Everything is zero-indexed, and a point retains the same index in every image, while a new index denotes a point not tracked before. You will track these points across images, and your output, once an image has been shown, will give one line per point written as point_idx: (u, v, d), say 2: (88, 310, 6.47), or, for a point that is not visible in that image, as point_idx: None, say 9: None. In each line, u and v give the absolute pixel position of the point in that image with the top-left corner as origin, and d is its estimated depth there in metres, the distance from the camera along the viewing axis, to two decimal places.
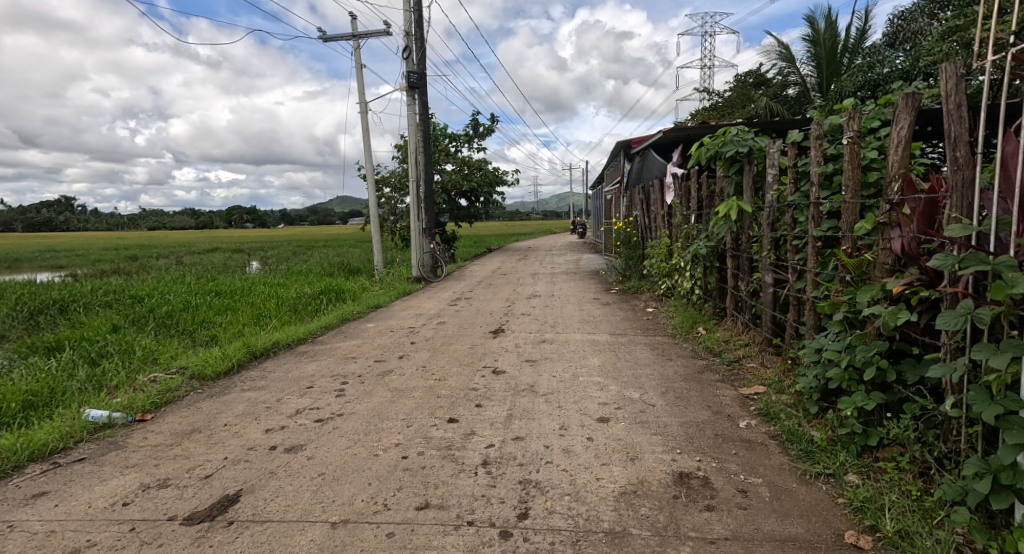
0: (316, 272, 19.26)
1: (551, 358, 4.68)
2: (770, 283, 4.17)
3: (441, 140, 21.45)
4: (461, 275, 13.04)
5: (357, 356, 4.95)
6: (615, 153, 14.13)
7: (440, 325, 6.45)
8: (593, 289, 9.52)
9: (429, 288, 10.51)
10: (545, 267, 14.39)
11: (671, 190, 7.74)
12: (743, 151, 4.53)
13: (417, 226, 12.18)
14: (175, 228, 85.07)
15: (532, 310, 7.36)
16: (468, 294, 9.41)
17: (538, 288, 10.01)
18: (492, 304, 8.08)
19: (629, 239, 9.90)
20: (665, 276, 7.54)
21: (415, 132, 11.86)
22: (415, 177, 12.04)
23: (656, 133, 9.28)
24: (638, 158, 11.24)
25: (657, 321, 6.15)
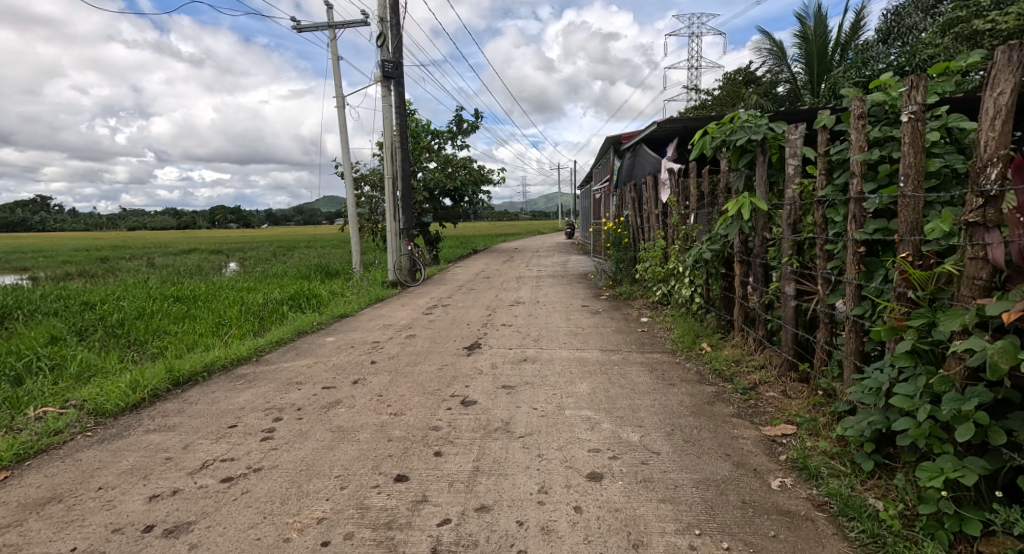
0: (292, 275, 18.37)
1: (532, 383, 3.98)
2: (793, 294, 3.53)
3: (424, 138, 20.68)
4: (441, 279, 12.29)
5: (304, 380, 4.20)
6: (605, 150, 13.50)
7: (410, 339, 5.71)
8: (582, 295, 8.84)
9: (405, 293, 9.73)
10: (531, 270, 13.71)
11: (667, 188, 7.11)
12: (757, 139, 3.90)
13: (394, 227, 11.38)
14: (154, 229, 83.00)
15: (514, 320, 6.65)
16: (446, 300, 8.65)
17: (522, 293, 9.31)
18: (470, 313, 7.35)
19: (619, 241, 9.26)
20: (660, 282, 6.89)
21: (391, 126, 11.11)
22: (391, 174, 11.25)
23: (649, 127, 8.66)
24: (629, 155, 10.60)
25: (653, 335, 5.47)
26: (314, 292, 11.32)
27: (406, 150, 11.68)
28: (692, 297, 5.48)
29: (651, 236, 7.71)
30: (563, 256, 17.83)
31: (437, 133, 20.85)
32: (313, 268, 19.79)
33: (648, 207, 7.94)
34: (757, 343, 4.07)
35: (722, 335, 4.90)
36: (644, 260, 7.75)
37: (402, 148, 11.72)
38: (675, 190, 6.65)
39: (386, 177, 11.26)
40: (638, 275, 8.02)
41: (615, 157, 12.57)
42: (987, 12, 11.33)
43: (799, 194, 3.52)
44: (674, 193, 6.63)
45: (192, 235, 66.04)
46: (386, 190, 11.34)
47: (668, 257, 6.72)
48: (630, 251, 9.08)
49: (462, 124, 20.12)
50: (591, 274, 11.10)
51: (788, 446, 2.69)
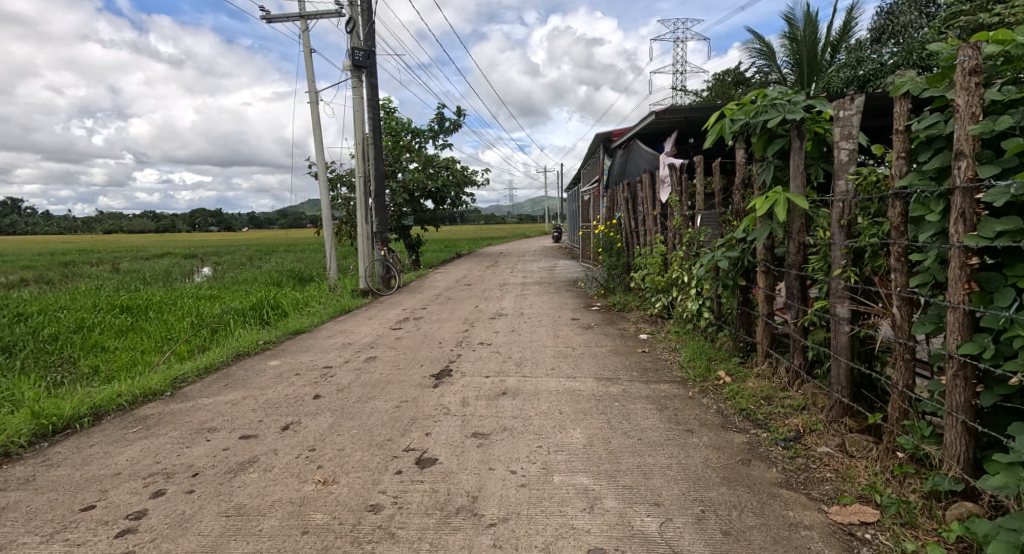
0: (262, 282, 17.27)
1: (512, 429, 3.14)
2: (847, 318, 2.75)
3: (403, 137, 19.77)
4: (419, 287, 11.39)
5: (221, 424, 3.29)
6: (593, 149, 12.74)
7: (370, 362, 4.82)
8: (571, 305, 8.00)
9: (375, 304, 8.81)
10: (515, 277, 12.89)
11: (666, 187, 6.36)
12: (792, 119, 3.15)
13: (366, 231, 10.44)
14: (129, 232, 80.56)
15: (494, 337, 5.80)
16: (419, 313, 7.74)
17: (505, 303, 8.47)
18: (445, 328, 6.48)
19: (612, 246, 8.51)
20: (661, 294, 6.10)
21: (362, 120, 10.23)
22: (361, 172, 10.32)
23: (643, 120, 7.93)
24: (621, 152, 9.81)
25: (656, 357, 4.67)
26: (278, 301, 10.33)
27: (379, 147, 10.77)
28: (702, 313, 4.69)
29: (649, 241, 6.92)
30: (549, 262, 17.01)
31: (418, 132, 19.92)
32: (285, 274, 18.72)
33: (645, 209, 7.18)
34: (793, 374, 3.28)
35: (743, 360, 4.11)
36: (641, 269, 6.95)
37: (374, 146, 10.81)
38: (677, 188, 5.87)
39: (356, 176, 10.34)
40: (633, 284, 7.22)
41: (604, 156, 11.81)
42: (991, 6, 10.81)
43: (857, 188, 2.74)
44: (676, 192, 5.85)
45: (169, 238, 64.11)
46: (356, 190, 10.40)
47: (670, 264, 5.94)
48: (624, 257, 8.28)
49: (443, 123, 19.24)
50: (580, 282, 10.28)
51: (876, 544, 1.87)
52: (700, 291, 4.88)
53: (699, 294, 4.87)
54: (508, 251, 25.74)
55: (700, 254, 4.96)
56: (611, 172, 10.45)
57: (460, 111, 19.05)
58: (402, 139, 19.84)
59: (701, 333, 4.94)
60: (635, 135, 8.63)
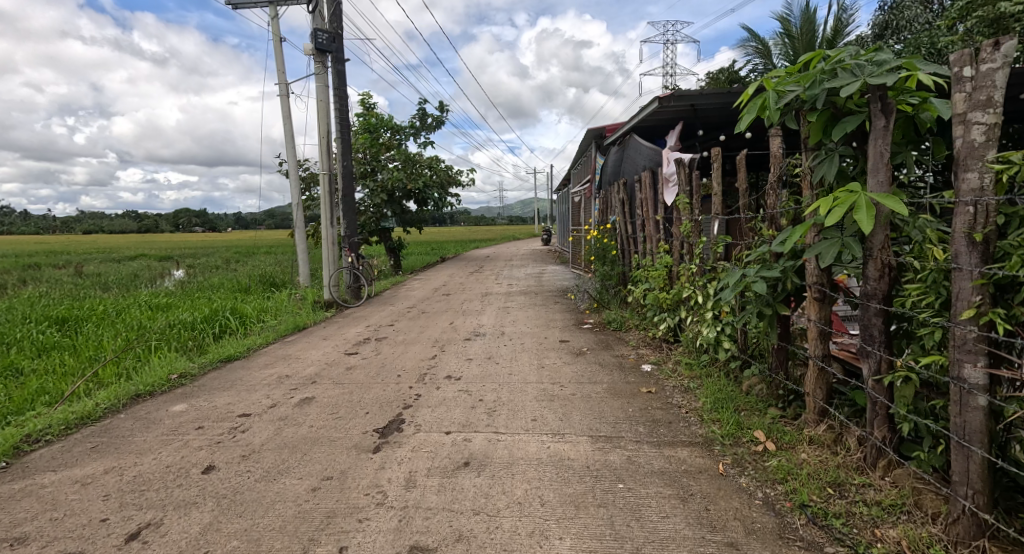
0: (229, 288, 16.07)
1: (470, 537, 2.15)
2: (980, 386, 1.78)
3: (382, 134, 18.73)
4: (393, 297, 10.35)
5: (44, 527, 2.25)
6: (584, 146, 11.79)
7: (304, 406, 3.80)
8: (560, 322, 7.02)
9: (338, 319, 7.77)
10: (500, 285, 11.92)
11: (672, 187, 5.46)
12: (874, 86, 2.19)
13: (331, 235, 9.37)
14: (107, 232, 78.31)
15: (465, 368, 4.80)
16: (384, 331, 6.72)
17: (485, 319, 7.47)
18: (409, 354, 5.46)
19: (606, 254, 7.60)
20: (668, 314, 5.14)
21: (326, 111, 9.20)
22: (326, 169, 9.27)
23: (641, 112, 7.01)
24: (616, 148, 8.87)
25: (666, 401, 3.71)
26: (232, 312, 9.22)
27: (347, 142, 9.73)
28: (723, 345, 3.73)
29: (651, 249, 5.98)
30: (537, 268, 16.01)
31: (399, 129, 18.86)
32: (256, 279, 17.51)
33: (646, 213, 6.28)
34: (874, 450, 2.31)
35: (783, 411, 3.14)
36: (641, 282, 6.01)
37: (342, 140, 9.76)
38: (686, 188, 4.93)
39: (321, 173, 9.28)
40: (631, 299, 6.26)
41: (596, 154, 10.87)
42: None
43: (998, 185, 1.76)
44: (683, 192, 4.92)
45: (147, 239, 62.27)
46: (320, 189, 9.33)
47: (679, 278, 5.00)
48: (621, 267, 7.42)
49: (426, 120, 18.21)
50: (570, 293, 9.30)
51: None
52: (721, 316, 3.92)
53: (720, 321, 3.92)
54: (495, 254, 24.75)
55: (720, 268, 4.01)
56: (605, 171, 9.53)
57: (442, 106, 18.01)
58: (382, 136, 18.76)
59: (721, 368, 3.99)
60: (632, 129, 7.70)
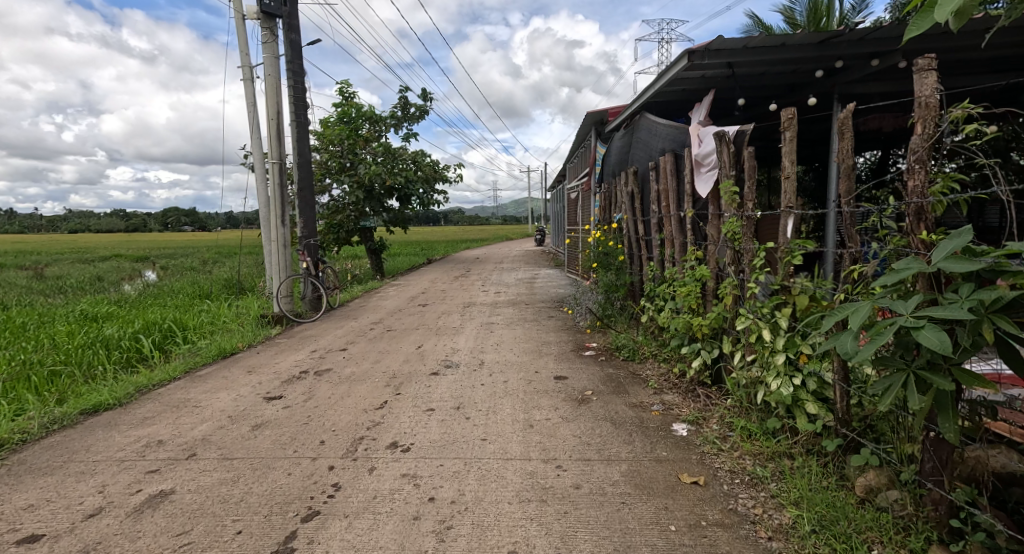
0: (189, 293, 14.52)
1: None
2: None
3: (361, 126, 17.31)
4: (361, 308, 8.92)
5: None
6: (582, 133, 10.43)
7: (146, 514, 2.36)
8: (555, 345, 5.63)
9: (283, 341, 6.34)
10: (487, 293, 10.53)
11: (708, 172, 4.08)
12: None
13: (283, 235, 7.97)
14: (88, 231, 76.01)
15: (422, 428, 3.40)
16: (331, 360, 5.30)
17: (461, 341, 6.07)
18: (351, 399, 4.05)
19: (611, 259, 6.29)
20: (706, 346, 3.82)
21: (275, 90, 7.82)
22: (276, 157, 7.88)
23: (655, 83, 5.65)
24: (621, 134, 7.55)
25: (730, 506, 2.33)
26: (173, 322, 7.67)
27: (303, 126, 8.36)
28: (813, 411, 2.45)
29: (677, 256, 4.70)
30: (530, 272, 14.69)
31: (379, 121, 17.41)
32: (222, 283, 15.98)
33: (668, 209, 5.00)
34: None
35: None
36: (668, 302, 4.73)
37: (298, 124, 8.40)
38: (732, 172, 3.61)
39: (271, 161, 7.89)
40: (647, 320, 4.91)
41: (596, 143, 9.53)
42: None
43: None
44: (728, 176, 3.59)
45: (128, 238, 60.28)
46: (268, 180, 7.94)
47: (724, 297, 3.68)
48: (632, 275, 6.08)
49: (407, 110, 16.77)
50: (567, 305, 7.91)
51: None
52: (800, 364, 2.76)
53: (800, 370, 2.75)
54: (484, 255, 23.44)
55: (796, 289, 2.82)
56: (608, 159, 8.22)
57: (426, 95, 16.58)
58: (361, 127, 17.31)
59: (804, 441, 2.64)
60: (642, 106, 6.38)
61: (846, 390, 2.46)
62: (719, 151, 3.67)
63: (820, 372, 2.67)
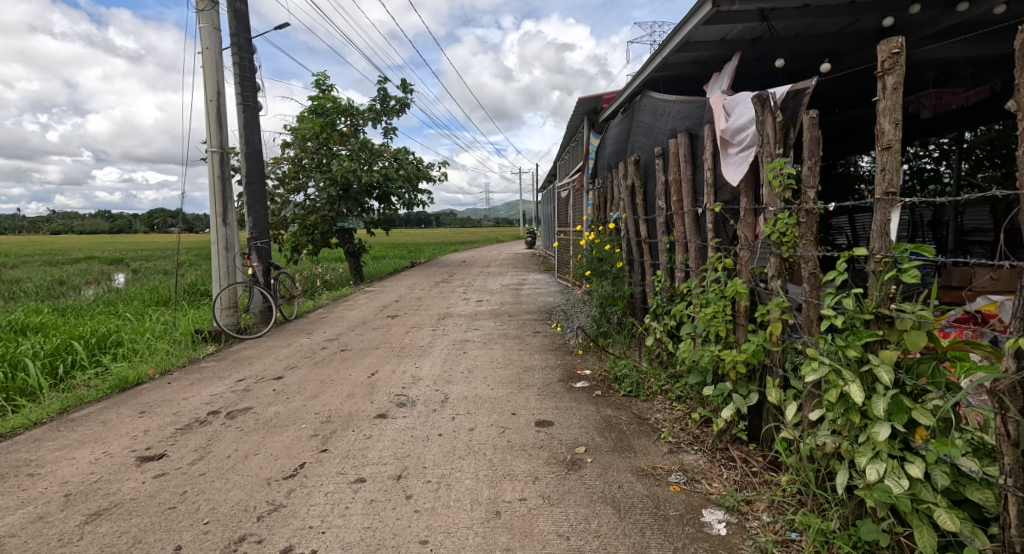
0: (145, 300, 13.33)
1: None
2: None
3: (337, 120, 16.21)
4: (321, 320, 7.83)
5: None
6: (574, 124, 9.42)
7: None
8: (538, 374, 4.58)
9: (210, 365, 5.24)
10: (467, 301, 9.50)
11: (739, 153, 3.07)
12: None
13: (227, 235, 6.87)
14: (67, 232, 73.90)
15: (338, 518, 2.35)
16: (257, 394, 4.22)
17: (426, 365, 5.01)
18: (257, 459, 2.98)
19: (610, 263, 5.41)
20: (741, 391, 2.81)
21: (214, 66, 6.73)
22: (216, 145, 6.77)
23: (659, 51, 4.63)
24: (618, 119, 6.54)
25: None
26: (94, 336, 6.53)
27: (251, 110, 7.31)
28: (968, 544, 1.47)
29: (693, 264, 3.75)
30: (517, 277, 13.68)
31: (357, 115, 16.30)
32: (184, 288, 14.79)
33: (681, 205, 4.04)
34: None
35: None
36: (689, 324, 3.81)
37: (246, 109, 7.33)
38: (777, 149, 2.62)
39: (211, 150, 6.77)
40: (653, 342, 3.97)
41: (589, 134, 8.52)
42: None
43: None
44: (774, 155, 2.61)
45: (106, 240, 58.41)
46: (207, 171, 6.80)
47: (768, 321, 2.75)
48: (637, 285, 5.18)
49: (386, 103, 15.68)
50: (554, 319, 6.88)
51: None
52: (917, 444, 1.73)
53: (916, 453, 1.73)
54: (472, 258, 22.40)
55: (901, 323, 1.80)
56: (602, 152, 7.24)
57: (406, 87, 15.50)
58: (337, 121, 16.18)
59: None
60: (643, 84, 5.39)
61: (1021, 505, 1.49)
62: (759, 123, 2.70)
63: (954, 460, 1.63)
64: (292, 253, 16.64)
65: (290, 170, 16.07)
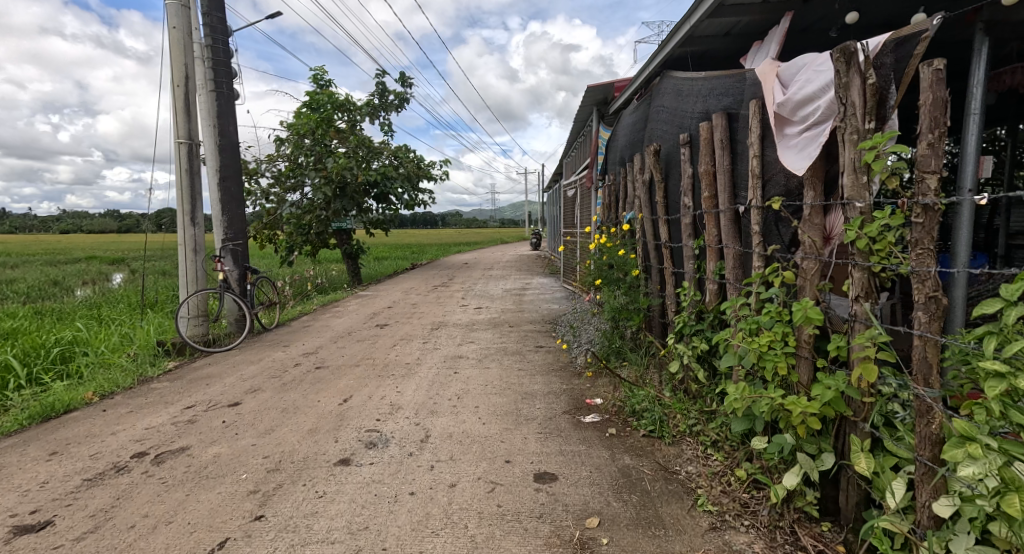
0: (130, 303, 12.71)
1: None
2: None
3: (334, 116, 15.54)
4: (303, 330, 7.15)
5: None
6: (582, 116, 8.72)
7: None
8: (539, 404, 3.87)
9: (162, 386, 4.54)
10: (465, 308, 8.79)
11: (805, 132, 2.33)
12: None
13: (195, 236, 6.21)
14: (72, 232, 73.95)
15: None
16: (202, 428, 3.53)
17: (408, 390, 4.29)
18: (164, 533, 2.27)
19: (624, 272, 4.79)
20: (807, 449, 2.11)
21: (181, 47, 6.07)
22: (184, 135, 6.11)
23: (685, 20, 3.91)
24: (632, 106, 5.83)
25: None
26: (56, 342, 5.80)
27: (225, 98, 6.70)
28: None
29: (733, 276, 3.08)
30: (521, 281, 12.95)
31: (354, 111, 15.68)
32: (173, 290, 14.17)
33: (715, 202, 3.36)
34: None
35: None
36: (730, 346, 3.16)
37: (220, 97, 6.69)
38: (869, 125, 1.90)
39: (177, 141, 6.10)
40: (679, 367, 3.36)
41: (599, 126, 7.80)
42: None
43: None
44: (864, 129, 1.90)
45: (111, 240, 58.19)
46: (175, 165, 6.13)
47: (847, 357, 2.06)
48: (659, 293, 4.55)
49: (385, 98, 15.05)
50: (559, 332, 6.16)
51: None
52: None
53: None
54: (474, 260, 21.77)
55: None
56: (614, 144, 6.56)
57: (405, 82, 14.88)
58: (334, 118, 15.56)
59: None
60: (664, 63, 4.67)
61: None
62: (840, 87, 1.97)
63: None
64: (287, 254, 16.01)
65: (285, 168, 15.45)
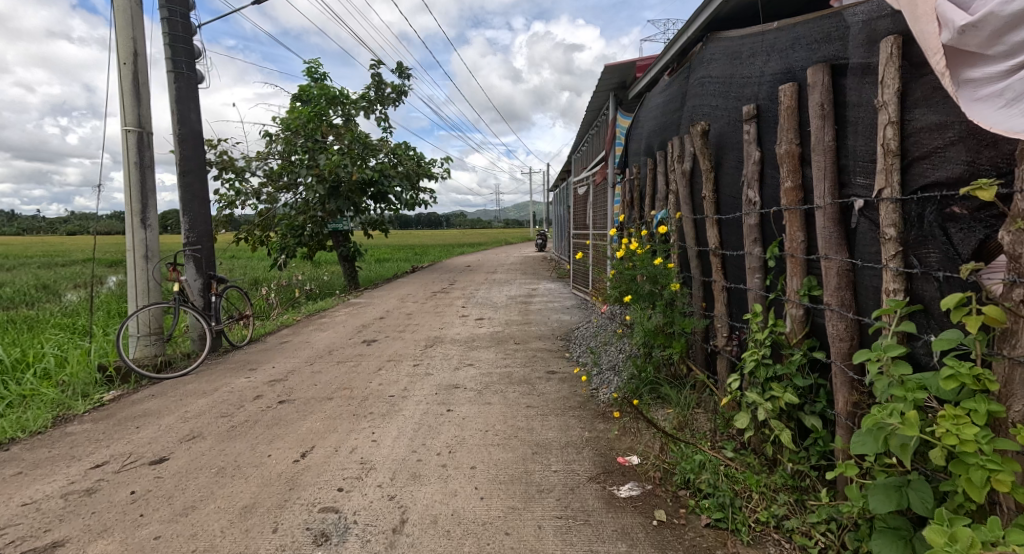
0: (108, 310, 11.86)
1: None
2: None
3: (328, 110, 14.67)
4: (278, 348, 6.24)
5: None
6: (597, 102, 7.76)
7: None
8: (555, 468, 2.93)
9: (78, 431, 3.62)
10: (464, 320, 7.87)
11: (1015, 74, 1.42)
12: None
13: (146, 239, 5.30)
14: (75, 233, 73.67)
15: None
16: (100, 504, 2.60)
17: (387, 440, 3.37)
18: None
19: (660, 284, 3.85)
20: None
21: (128, 18, 5.15)
22: (134, 121, 5.20)
23: None
24: (663, 83, 4.89)
25: None
26: None
27: (186, 81, 5.79)
28: None
29: (839, 306, 2.17)
30: (527, 286, 12.03)
31: (349, 105, 14.78)
32: None
33: (802, 196, 2.44)
34: None
35: None
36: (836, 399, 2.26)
37: (180, 78, 5.77)
38: None
39: (124, 128, 5.20)
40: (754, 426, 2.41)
41: (617, 114, 6.85)
42: None
43: None
44: None
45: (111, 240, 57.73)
46: (122, 155, 5.22)
47: None
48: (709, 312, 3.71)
49: (382, 91, 14.15)
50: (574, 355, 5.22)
51: None
52: None
53: None
54: (477, 262, 20.88)
55: None
56: (640, 132, 5.63)
57: (402, 74, 13.97)
58: (328, 112, 14.66)
59: None
60: (710, 23, 3.72)
61: None
62: None
63: None
64: (279, 257, 15.16)
65: (277, 166, 14.56)
